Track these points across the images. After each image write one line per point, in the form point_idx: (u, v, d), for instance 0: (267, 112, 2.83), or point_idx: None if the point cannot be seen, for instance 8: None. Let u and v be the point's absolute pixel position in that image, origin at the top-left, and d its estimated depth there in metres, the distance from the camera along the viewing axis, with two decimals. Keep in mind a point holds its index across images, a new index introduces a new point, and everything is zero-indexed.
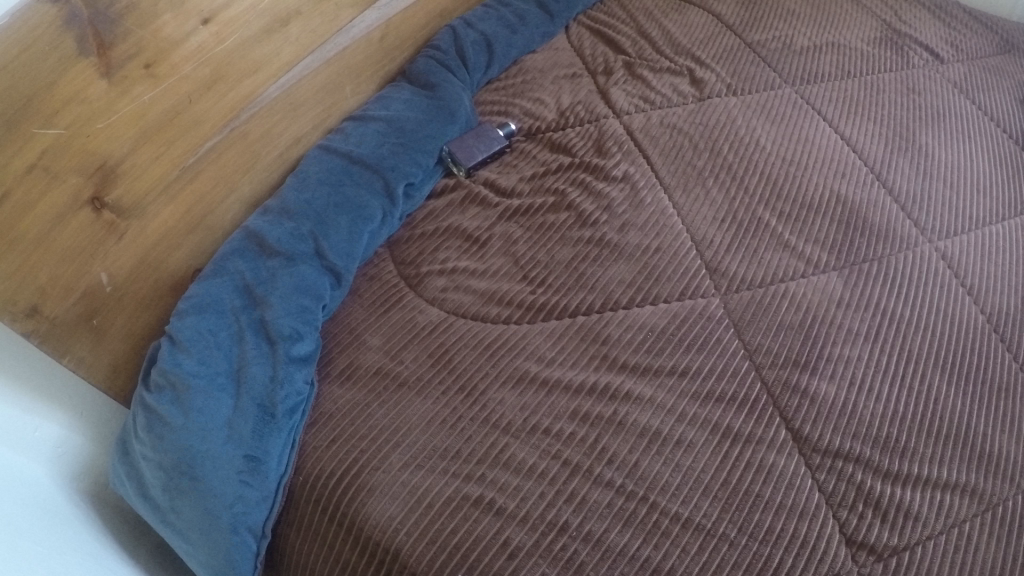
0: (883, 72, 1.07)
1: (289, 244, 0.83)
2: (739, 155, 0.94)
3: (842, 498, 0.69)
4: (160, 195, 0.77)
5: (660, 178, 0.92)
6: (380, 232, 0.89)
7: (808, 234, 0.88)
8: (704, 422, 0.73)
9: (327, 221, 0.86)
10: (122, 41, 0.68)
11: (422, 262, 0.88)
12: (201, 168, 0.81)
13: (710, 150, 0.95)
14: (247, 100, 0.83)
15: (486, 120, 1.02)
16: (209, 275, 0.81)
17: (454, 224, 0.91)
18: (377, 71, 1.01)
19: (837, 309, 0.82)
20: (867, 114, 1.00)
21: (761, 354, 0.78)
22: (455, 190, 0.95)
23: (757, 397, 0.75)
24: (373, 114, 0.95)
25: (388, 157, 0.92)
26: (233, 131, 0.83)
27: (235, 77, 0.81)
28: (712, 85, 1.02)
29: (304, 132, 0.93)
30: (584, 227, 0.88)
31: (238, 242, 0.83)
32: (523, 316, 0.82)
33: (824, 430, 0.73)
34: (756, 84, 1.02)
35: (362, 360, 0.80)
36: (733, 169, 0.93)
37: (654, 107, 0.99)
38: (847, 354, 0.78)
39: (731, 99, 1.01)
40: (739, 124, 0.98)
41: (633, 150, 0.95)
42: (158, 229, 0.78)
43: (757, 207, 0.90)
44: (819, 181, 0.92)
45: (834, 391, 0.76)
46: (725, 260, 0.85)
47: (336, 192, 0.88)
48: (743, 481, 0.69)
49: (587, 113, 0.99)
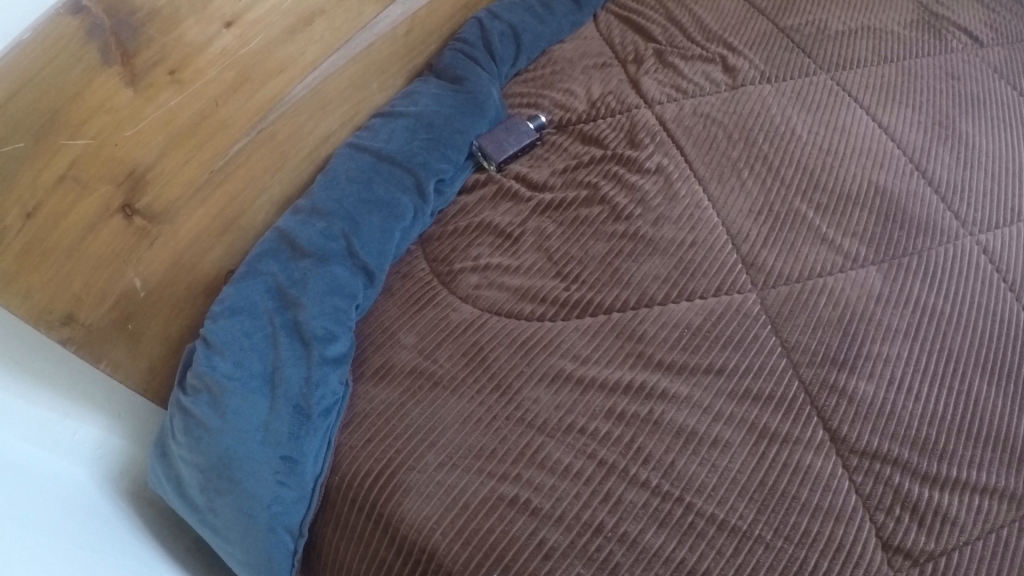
0: (922, 56, 1.03)
1: (320, 243, 0.81)
2: (776, 145, 0.91)
3: (879, 500, 0.68)
4: (190, 198, 0.77)
5: (694, 171, 0.89)
6: (412, 229, 0.87)
7: (846, 227, 0.86)
8: (741, 422, 0.73)
9: (358, 220, 0.84)
10: (146, 49, 0.67)
11: (454, 258, 0.86)
12: (231, 171, 0.80)
13: (744, 140, 0.91)
14: (273, 101, 0.82)
15: (516, 112, 0.99)
16: (241, 277, 0.80)
17: (486, 220, 0.88)
18: (404, 66, 0.99)
19: (876, 305, 0.80)
20: (906, 101, 0.97)
21: (799, 352, 0.77)
22: (486, 185, 0.92)
23: (794, 396, 0.75)
24: (402, 110, 0.93)
25: (418, 153, 0.90)
26: (261, 131, 0.82)
27: (261, 77, 0.79)
28: (745, 72, 0.98)
29: (332, 130, 0.91)
30: (617, 222, 0.86)
31: (269, 242, 0.82)
32: (559, 314, 0.80)
33: (863, 431, 0.72)
34: (790, 71, 0.98)
35: (395, 359, 0.79)
36: (770, 160, 0.90)
37: (687, 96, 0.96)
38: (886, 352, 0.77)
39: (765, 87, 0.97)
40: (775, 112, 0.94)
41: (667, 141, 0.92)
42: (189, 233, 0.78)
43: (793, 198, 0.87)
44: (858, 171, 0.90)
45: (872, 391, 0.75)
46: (763, 254, 0.83)
47: (367, 189, 0.86)
48: (780, 482, 0.69)
49: (618, 103, 0.96)
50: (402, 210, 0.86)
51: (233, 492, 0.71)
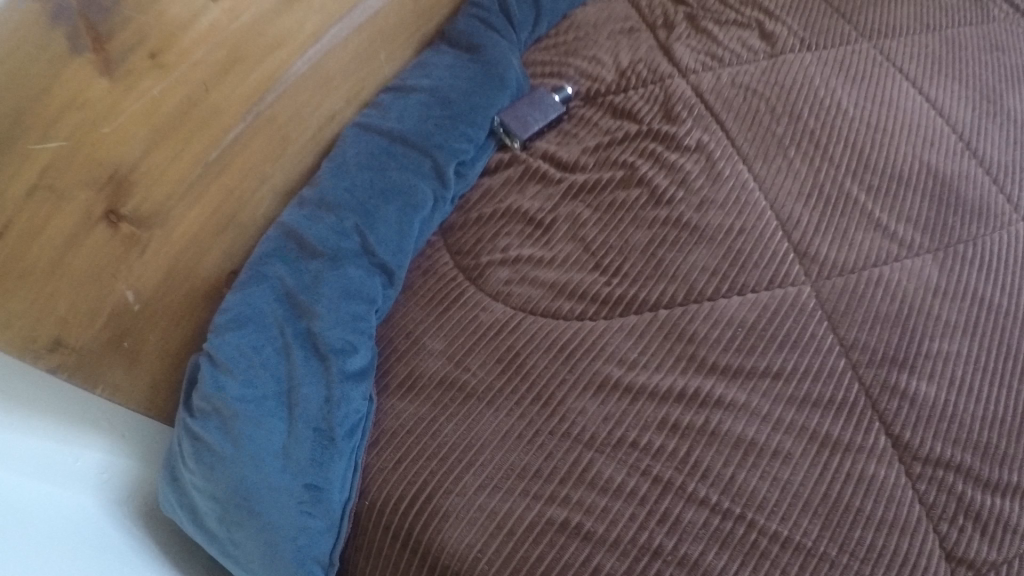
0: (963, 25, 0.96)
1: (332, 241, 0.72)
2: (821, 121, 0.83)
3: (943, 510, 0.64)
4: (185, 196, 0.66)
5: (738, 149, 0.81)
6: (432, 219, 0.79)
7: (899, 211, 0.79)
8: (801, 430, 0.67)
9: (374, 212, 0.75)
10: (122, 31, 0.56)
11: (481, 251, 0.77)
12: (227, 162, 0.70)
13: (788, 114, 0.83)
14: (272, 78, 0.72)
15: (538, 83, 0.90)
16: (244, 280, 0.71)
17: (513, 206, 0.80)
18: (413, 33, 0.89)
19: (934, 298, 0.74)
20: (951, 73, 0.90)
21: (858, 350, 0.71)
22: (511, 166, 0.84)
23: (855, 400, 0.69)
24: (413, 83, 0.84)
25: (435, 134, 0.81)
26: (259, 114, 0.72)
27: (257, 53, 0.69)
28: (784, 39, 0.90)
29: (336, 109, 0.82)
30: (659, 207, 0.78)
31: (273, 239, 0.73)
32: (600, 312, 0.72)
33: (927, 436, 0.67)
34: (830, 39, 0.91)
35: (423, 368, 0.71)
36: (817, 137, 0.82)
37: (723, 65, 0.88)
38: (945, 349, 0.72)
39: (806, 55, 0.89)
40: (818, 85, 0.86)
41: (705, 114, 0.84)
42: (184, 234, 0.68)
43: (844, 179, 0.80)
44: (909, 151, 0.83)
45: (934, 392, 0.69)
46: (816, 242, 0.76)
47: (382, 177, 0.77)
48: (843, 494, 0.64)
49: (650, 72, 0.88)
50: (422, 199, 0.77)
51: (255, 526, 0.63)
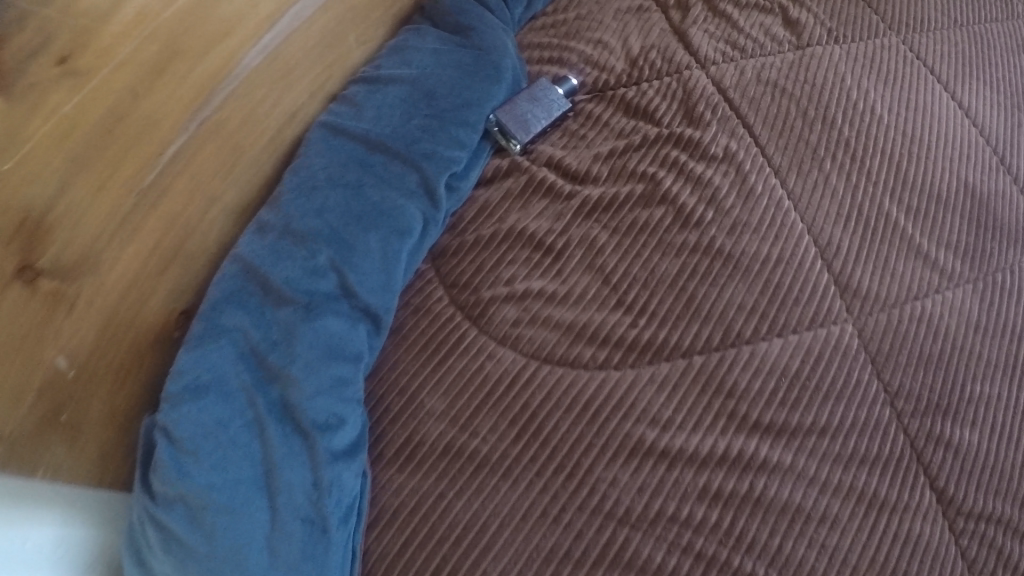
0: (991, 21, 0.87)
1: (304, 285, 0.62)
2: (856, 128, 0.73)
3: (983, 566, 0.59)
4: (117, 231, 0.58)
5: (770, 161, 0.70)
6: (423, 244, 0.68)
7: (938, 236, 0.70)
8: (848, 491, 0.60)
9: (351, 243, 0.64)
10: (18, 32, 0.48)
11: (482, 284, 0.66)
12: (166, 183, 0.61)
13: (821, 119, 0.73)
14: (216, 79, 0.63)
15: (537, 72, 0.78)
16: (200, 333, 0.60)
17: (517, 227, 0.68)
18: (387, 9, 0.78)
19: (975, 335, 0.67)
20: (983, 76, 0.81)
21: (903, 399, 0.64)
22: (511, 175, 0.72)
23: (901, 454, 0.62)
24: (390, 74, 0.73)
25: (419, 142, 0.70)
26: (202, 123, 0.63)
27: (189, 53, 0.60)
28: (810, 29, 0.80)
29: (299, 104, 0.72)
30: (686, 229, 0.67)
31: (232, 281, 0.62)
32: (627, 360, 0.62)
33: (970, 488, 0.62)
34: (858, 30, 0.81)
35: (423, 435, 0.61)
36: (852, 147, 0.72)
37: (745, 56, 0.77)
38: (987, 393, 0.66)
39: (835, 48, 0.79)
40: (848, 85, 0.76)
41: (729, 114, 0.73)
42: (121, 279, 0.59)
43: (882, 198, 0.70)
44: (946, 167, 0.73)
45: (979, 441, 0.64)
46: (856, 273, 0.66)
47: (358, 198, 0.66)
48: (891, 558, 0.58)
49: (665, 62, 0.77)
50: (409, 223, 0.66)
51: None
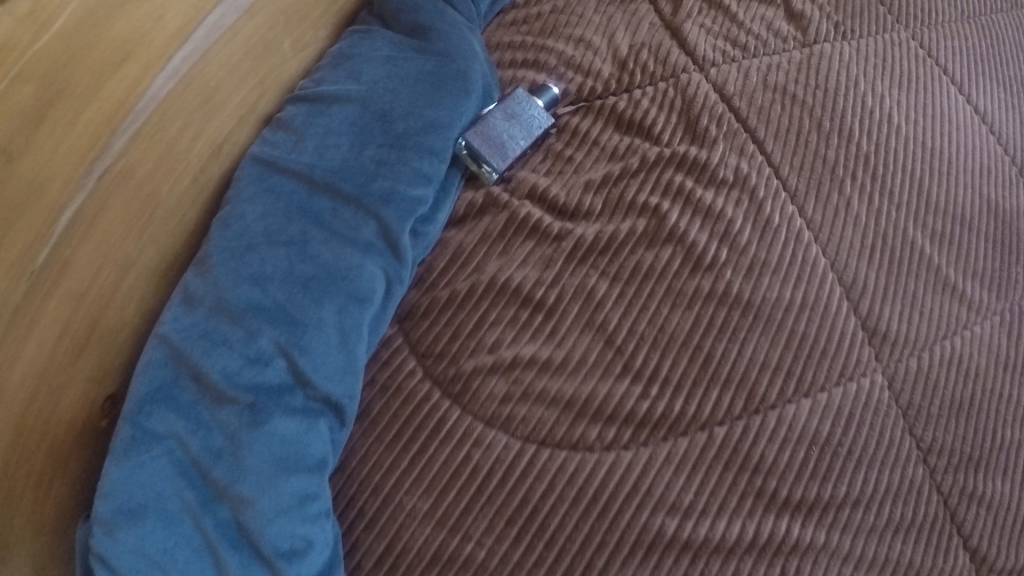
0: (998, 10, 0.78)
1: (247, 377, 0.51)
2: (874, 142, 0.64)
3: None
4: (5, 330, 0.45)
5: (784, 183, 0.61)
6: (387, 307, 0.57)
7: (966, 264, 0.63)
8: (886, 566, 0.54)
9: (299, 318, 0.53)
10: None
11: (462, 353, 0.56)
12: (64, 257, 0.48)
13: (838, 132, 0.64)
14: (117, 117, 0.48)
15: (511, 80, 0.66)
16: (128, 441, 0.50)
17: (498, 279, 0.58)
18: (326, 8, 0.66)
19: (1005, 376, 0.61)
20: (997, 77, 0.72)
21: (936, 455, 0.58)
22: (484, 214, 0.61)
23: (935, 517, 0.57)
24: (336, 92, 0.61)
25: (374, 181, 0.58)
26: (104, 176, 0.49)
27: (78, 88, 0.45)
28: (815, 23, 0.70)
29: (226, 133, 0.58)
30: (699, 274, 0.57)
31: (161, 373, 0.52)
32: (638, 438, 0.54)
33: (1003, 544, 0.57)
34: (866, 25, 0.72)
35: (407, 541, 0.52)
36: (871, 164, 0.63)
37: (747, 55, 0.67)
38: (1019, 439, 0.60)
39: (844, 45, 0.70)
40: (862, 89, 0.67)
41: (736, 127, 0.63)
42: (18, 383, 0.47)
43: (906, 224, 0.62)
44: (969, 183, 0.66)
45: (1012, 492, 0.59)
46: (886, 314, 0.59)
47: (304, 258, 0.55)
48: None
49: (657, 64, 0.66)
50: (368, 287, 0.55)
51: None
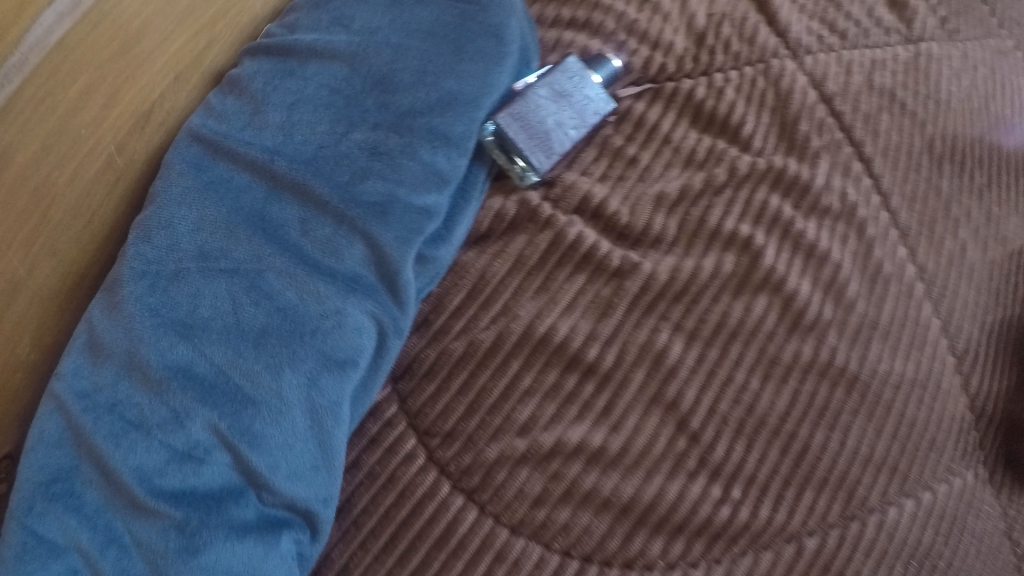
0: None
1: (177, 473, 0.36)
2: (987, 172, 0.52)
3: None
4: None
5: (894, 217, 0.48)
6: (377, 368, 0.41)
7: None
8: None
9: (249, 391, 0.37)
10: None
11: (483, 433, 0.41)
12: None
13: (953, 159, 0.52)
14: None
15: (557, 44, 0.50)
16: (16, 558, 0.34)
17: (534, 328, 0.43)
18: None
19: None
20: None
21: None
22: (516, 231, 0.45)
23: None
24: (313, 46, 0.44)
25: (363, 183, 0.41)
26: None
27: None
28: (922, 19, 0.56)
29: (157, 98, 0.43)
30: (798, 335, 0.44)
31: (57, 455, 0.36)
32: (712, 554, 0.40)
33: None
34: (976, 24, 0.58)
35: None
36: (985, 201, 0.51)
37: (847, 44, 0.53)
38: None
39: (953, 50, 0.56)
40: (974, 106, 0.54)
41: (837, 133, 0.49)
42: None
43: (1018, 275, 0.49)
44: None
45: None
46: (998, 393, 0.46)
47: (257, 299, 0.38)
48: None
49: (743, 43, 0.51)
50: (349, 344, 0.39)
51: None
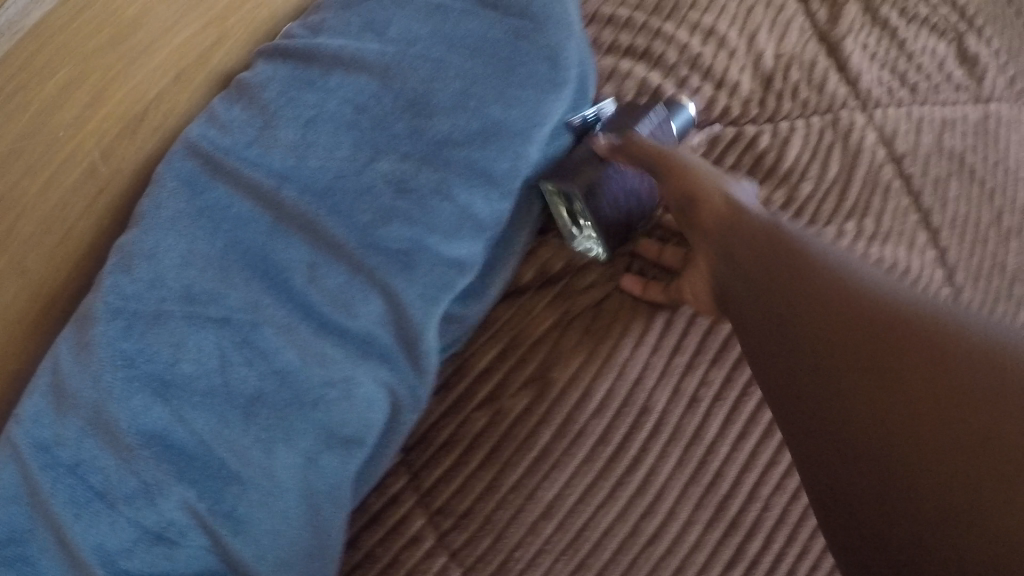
0: None
1: (146, 554, 0.30)
2: None
3: None
4: None
5: (958, 293, 0.45)
6: (387, 446, 0.35)
7: None
8: None
9: (235, 467, 0.32)
10: None
11: (503, 517, 0.36)
12: None
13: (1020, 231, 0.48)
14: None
15: (613, 71, 0.45)
16: None
17: (568, 398, 0.38)
18: None
19: None
20: None
21: None
22: (551, 288, 0.41)
23: None
24: (343, 53, 0.38)
25: (388, 225, 0.35)
26: None
27: None
28: (992, 76, 0.52)
29: (154, 101, 0.36)
30: None
31: (8, 514, 0.29)
32: None
33: None
34: None
35: None
36: None
37: (917, 99, 0.49)
38: None
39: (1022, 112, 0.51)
40: None
41: (904, 198, 0.45)
42: None
43: None
44: None
45: None
46: None
47: (250, 358, 0.33)
48: None
49: (812, 89, 0.46)
50: (355, 419, 0.34)
51: None
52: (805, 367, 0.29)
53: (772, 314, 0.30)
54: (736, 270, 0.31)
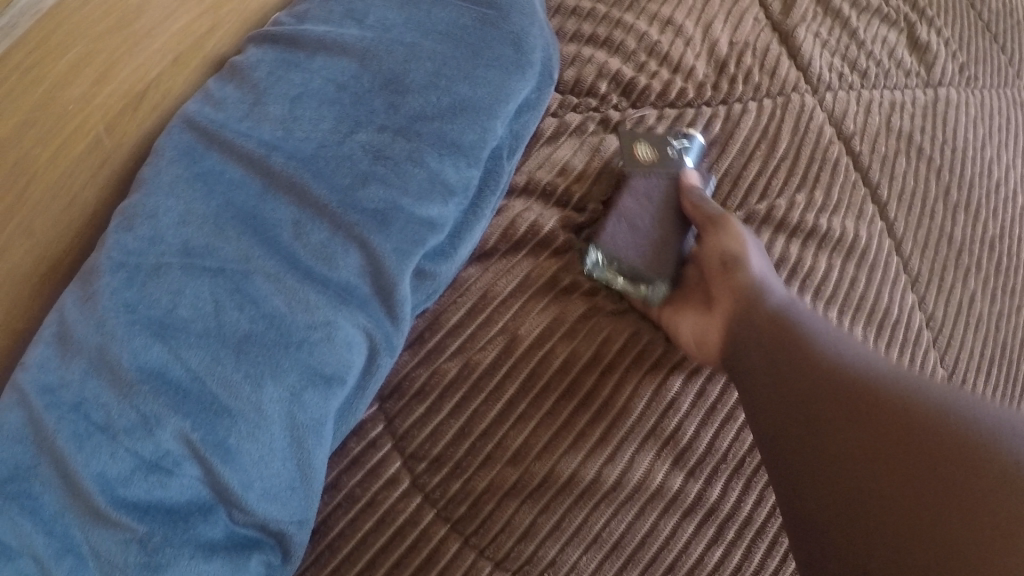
0: None
1: (142, 484, 0.33)
2: (999, 224, 0.51)
3: None
4: None
5: (904, 261, 0.47)
6: (364, 387, 0.38)
7: None
8: None
9: (226, 402, 0.34)
10: None
11: (473, 460, 0.39)
12: None
13: (966, 206, 0.51)
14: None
15: (578, 58, 0.49)
16: None
17: (534, 352, 0.41)
18: None
19: None
20: None
21: None
22: (521, 255, 0.44)
23: None
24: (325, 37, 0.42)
25: (365, 187, 0.39)
26: None
27: None
28: (942, 62, 0.55)
29: (153, 81, 0.41)
30: None
31: (15, 452, 0.32)
32: None
33: None
34: (997, 74, 0.57)
35: None
36: (996, 252, 0.50)
37: (867, 84, 0.52)
38: None
39: (970, 96, 0.55)
40: (988, 155, 0.53)
41: (852, 173, 0.48)
42: None
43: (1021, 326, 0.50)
44: None
45: None
46: None
47: (241, 303, 0.36)
48: None
49: (764, 74, 0.50)
50: (337, 358, 0.37)
51: None
52: (798, 414, 0.33)
53: (774, 386, 0.35)
54: (746, 345, 0.37)
